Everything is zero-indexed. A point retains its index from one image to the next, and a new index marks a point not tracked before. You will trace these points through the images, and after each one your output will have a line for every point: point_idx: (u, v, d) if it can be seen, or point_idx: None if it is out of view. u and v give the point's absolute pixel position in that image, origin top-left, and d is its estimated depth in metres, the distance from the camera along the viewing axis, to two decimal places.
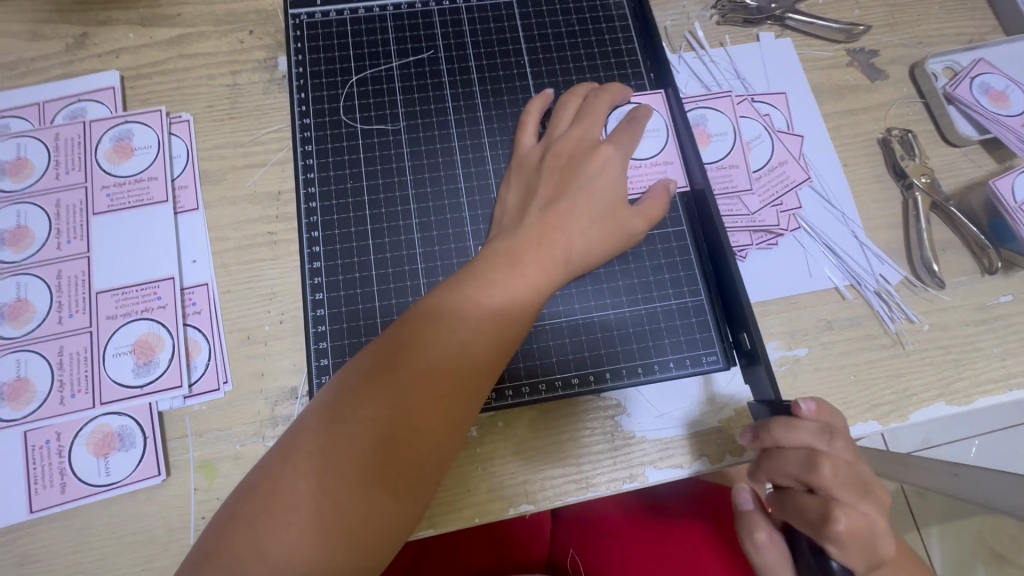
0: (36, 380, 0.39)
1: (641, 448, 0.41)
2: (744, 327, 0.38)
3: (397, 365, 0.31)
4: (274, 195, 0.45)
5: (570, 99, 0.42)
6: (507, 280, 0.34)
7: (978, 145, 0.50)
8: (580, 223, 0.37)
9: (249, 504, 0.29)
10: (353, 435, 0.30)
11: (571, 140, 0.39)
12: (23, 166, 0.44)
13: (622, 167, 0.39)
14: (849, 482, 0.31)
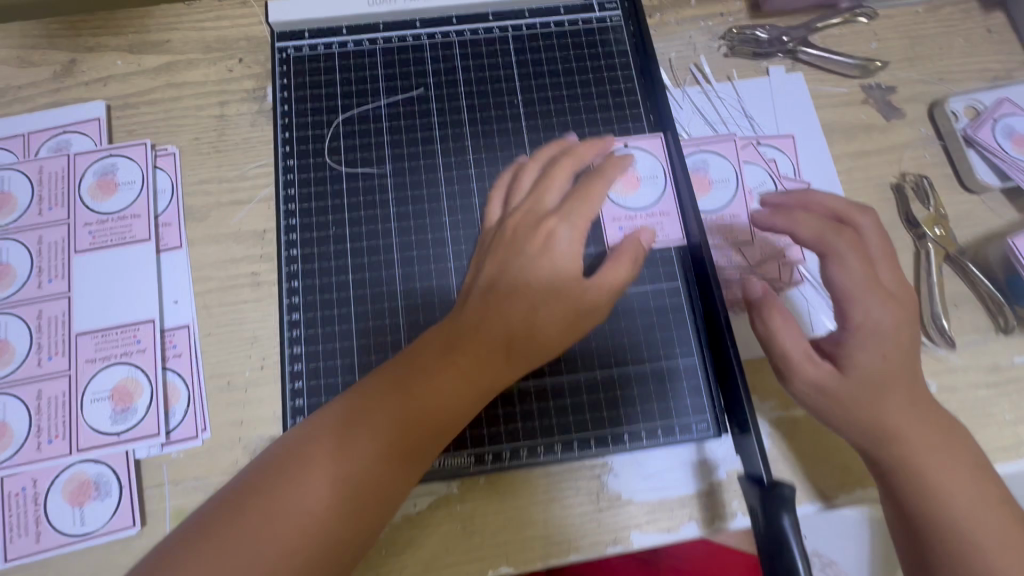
0: (13, 424, 0.39)
1: (628, 510, 0.39)
2: (736, 401, 0.37)
3: (412, 373, 0.32)
4: (259, 234, 0.44)
5: (532, 165, 0.38)
6: (518, 291, 0.34)
7: (999, 193, 0.47)
8: (524, 311, 0.33)
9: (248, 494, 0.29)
10: (360, 438, 0.30)
11: (520, 214, 0.36)
12: (6, 201, 0.43)
13: (573, 239, 0.35)
14: (874, 244, 0.36)
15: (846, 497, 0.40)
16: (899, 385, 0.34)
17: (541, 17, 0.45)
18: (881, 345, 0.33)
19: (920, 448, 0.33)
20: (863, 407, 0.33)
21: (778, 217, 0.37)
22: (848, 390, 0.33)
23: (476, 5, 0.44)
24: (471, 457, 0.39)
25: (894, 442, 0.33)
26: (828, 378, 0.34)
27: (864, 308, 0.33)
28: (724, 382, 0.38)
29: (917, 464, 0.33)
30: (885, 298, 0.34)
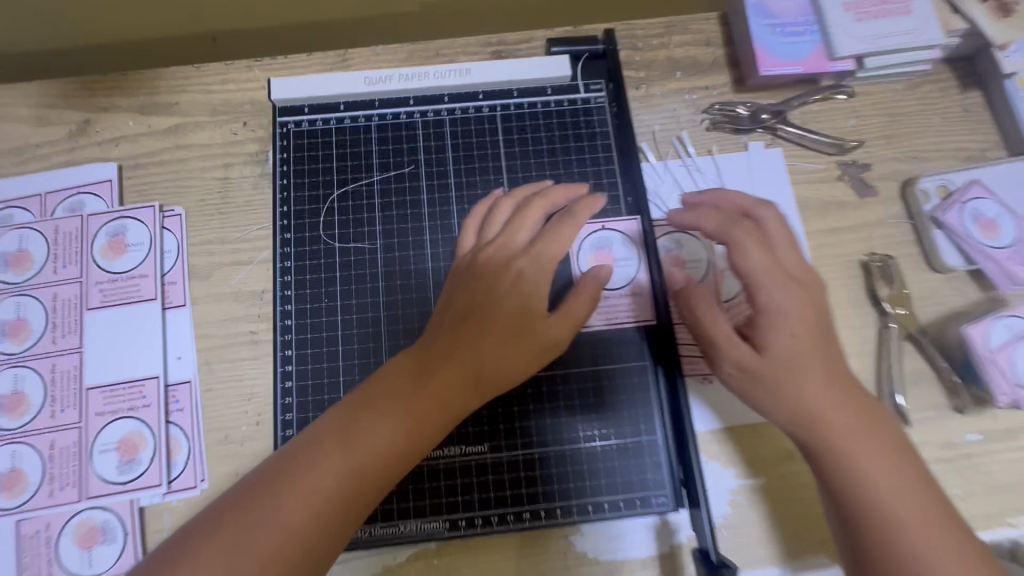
0: (28, 471, 0.43)
1: (594, 569, 0.41)
2: (689, 480, 0.40)
3: (410, 378, 0.34)
4: (257, 294, 0.47)
5: (506, 204, 0.42)
6: (492, 299, 0.37)
7: (964, 273, 0.49)
8: (491, 346, 0.35)
9: (262, 485, 0.30)
10: (371, 428, 0.32)
11: (493, 248, 0.39)
12: (24, 259, 0.47)
13: (541, 273, 0.38)
14: (778, 231, 0.39)
15: (801, 567, 0.42)
16: (813, 366, 0.36)
17: (528, 97, 0.48)
18: (789, 325, 0.36)
19: (846, 436, 0.35)
20: (779, 385, 0.36)
21: (688, 217, 0.41)
22: (765, 367, 0.36)
23: (466, 85, 0.47)
24: (445, 522, 0.42)
25: (818, 427, 0.35)
26: (747, 359, 0.37)
27: (767, 292, 0.37)
28: (682, 461, 0.41)
29: (842, 452, 0.35)
30: (786, 284, 0.37)
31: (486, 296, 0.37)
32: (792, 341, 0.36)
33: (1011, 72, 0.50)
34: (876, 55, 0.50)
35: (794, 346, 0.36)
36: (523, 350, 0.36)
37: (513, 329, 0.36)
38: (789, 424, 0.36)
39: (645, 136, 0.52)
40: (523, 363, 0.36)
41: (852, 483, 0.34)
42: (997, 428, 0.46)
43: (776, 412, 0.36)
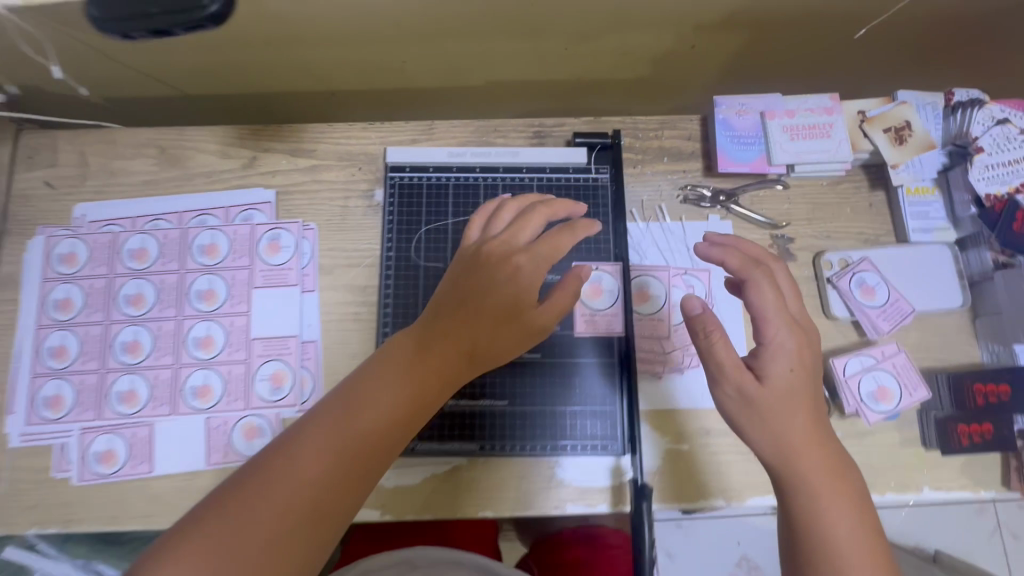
0: (214, 387, 0.67)
1: (566, 489, 0.64)
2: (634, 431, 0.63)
3: (409, 359, 0.48)
4: (362, 287, 0.70)
5: (507, 210, 0.59)
6: (490, 293, 0.52)
7: (848, 322, 0.70)
8: (485, 326, 0.51)
9: (281, 451, 0.42)
10: (368, 405, 0.44)
11: (496, 243, 0.55)
12: (213, 250, 0.71)
13: (531, 268, 0.54)
14: (787, 287, 0.58)
15: (706, 505, 0.64)
16: (799, 406, 0.53)
17: (557, 172, 0.70)
18: (790, 364, 0.53)
19: (815, 472, 0.51)
20: (775, 414, 0.52)
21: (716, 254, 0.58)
22: (766, 397, 0.53)
23: (515, 162, 0.70)
24: (477, 446, 0.64)
25: (797, 458, 0.51)
26: (751, 387, 0.53)
27: (779, 333, 0.54)
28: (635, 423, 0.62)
29: (807, 477, 0.51)
30: (791, 335, 0.55)
31: (486, 287, 0.52)
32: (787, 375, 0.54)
33: (900, 182, 0.71)
34: (802, 164, 0.70)
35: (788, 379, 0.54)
36: (514, 332, 0.53)
37: (505, 317, 0.52)
38: (772, 448, 0.52)
39: (636, 204, 0.74)
40: (515, 341, 0.52)
41: (811, 507, 0.50)
42: (853, 430, 0.67)
43: (763, 437, 0.52)
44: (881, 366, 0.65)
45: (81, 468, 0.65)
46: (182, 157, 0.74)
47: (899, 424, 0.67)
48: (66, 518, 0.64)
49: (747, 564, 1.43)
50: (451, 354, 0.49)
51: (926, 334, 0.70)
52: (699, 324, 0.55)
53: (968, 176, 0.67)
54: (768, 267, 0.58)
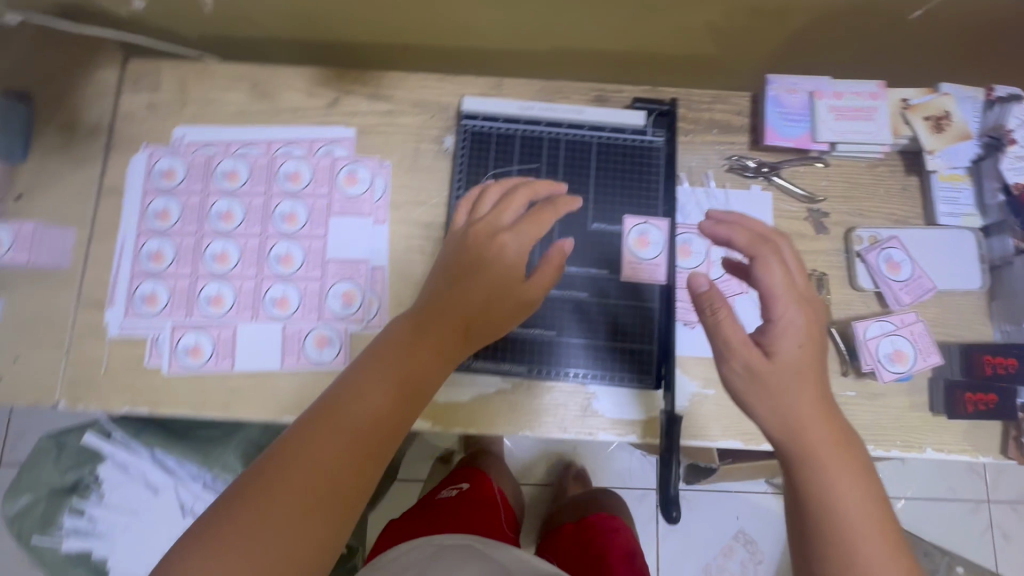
0: (290, 299, 0.74)
1: (600, 418, 0.71)
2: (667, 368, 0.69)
3: (407, 346, 0.54)
4: (429, 224, 0.77)
5: (492, 192, 0.64)
6: (481, 276, 0.58)
7: (871, 293, 0.76)
8: (479, 299, 0.58)
9: (292, 445, 0.48)
10: (369, 396, 0.51)
11: (483, 225, 0.61)
12: (297, 178, 0.78)
13: (515, 247, 0.60)
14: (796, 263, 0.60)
15: (727, 440, 0.73)
16: (805, 385, 0.56)
17: (616, 132, 0.75)
18: (796, 342, 0.56)
19: (822, 448, 0.54)
20: (781, 391, 0.55)
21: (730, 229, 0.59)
22: (772, 376, 0.56)
23: (579, 119, 0.75)
24: (524, 369, 0.71)
25: (803, 435, 0.55)
26: (757, 365, 0.56)
27: (787, 311, 0.57)
28: (667, 360, 0.69)
29: (812, 452, 0.54)
30: (796, 313, 0.57)
31: (476, 270, 0.58)
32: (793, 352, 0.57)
33: (935, 168, 0.76)
34: (844, 143, 0.76)
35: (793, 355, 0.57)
36: (508, 307, 0.60)
37: (497, 295, 0.59)
38: (778, 426, 0.55)
39: (684, 169, 0.79)
40: (509, 313, 0.59)
41: (818, 485, 0.53)
42: (866, 390, 0.73)
43: (768, 414, 0.56)
44: (899, 333, 0.71)
45: (171, 359, 0.73)
46: (271, 93, 0.81)
47: (909, 391, 0.73)
48: (155, 401, 0.73)
49: (743, 538, 1.51)
50: (446, 337, 0.56)
51: (944, 312, 0.75)
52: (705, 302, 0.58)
53: (998, 165, 0.73)
54: (776, 243, 0.60)
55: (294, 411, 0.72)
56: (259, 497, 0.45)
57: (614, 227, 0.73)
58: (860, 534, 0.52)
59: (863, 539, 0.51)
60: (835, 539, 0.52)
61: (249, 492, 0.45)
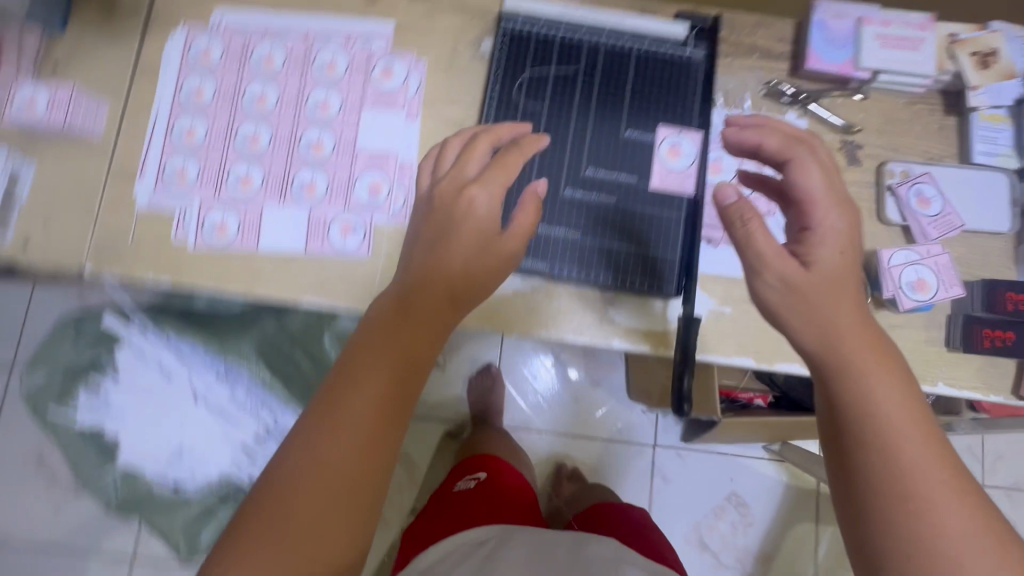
0: (318, 185, 0.75)
1: (614, 325, 0.72)
2: (689, 275, 0.69)
3: (386, 332, 0.52)
4: (459, 123, 0.77)
5: (454, 144, 0.61)
6: (456, 246, 0.55)
7: (898, 227, 0.75)
8: (457, 260, 0.54)
9: (292, 460, 0.47)
10: (357, 396, 0.49)
11: (446, 183, 0.57)
12: (333, 68, 0.78)
13: (484, 201, 0.56)
14: (828, 164, 0.59)
15: (738, 362, 0.73)
16: (844, 294, 0.54)
17: (656, 44, 0.75)
18: (835, 245, 0.56)
19: (862, 359, 0.51)
20: (821, 296, 0.54)
21: (760, 135, 0.59)
22: (811, 285, 0.54)
23: (620, 27, 0.74)
24: (546, 267, 0.71)
25: (844, 343, 0.52)
26: (793, 272, 0.54)
27: (826, 215, 0.56)
28: (689, 269, 0.69)
29: (855, 360, 0.51)
30: (830, 214, 0.57)
31: (448, 236, 0.55)
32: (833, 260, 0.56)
33: (976, 106, 0.75)
34: (887, 72, 0.75)
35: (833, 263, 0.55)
36: (492, 262, 0.56)
37: (479, 255, 0.55)
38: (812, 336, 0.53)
39: (721, 91, 0.78)
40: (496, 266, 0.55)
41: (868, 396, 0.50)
42: (883, 320, 0.73)
43: (808, 330, 0.53)
44: (923, 263, 0.70)
45: (196, 233, 0.74)
46: None
47: (926, 325, 0.73)
48: (177, 274, 0.73)
49: (736, 500, 1.53)
50: (428, 314, 0.53)
51: (967, 251, 0.75)
52: (736, 207, 0.57)
53: None
54: (809, 144, 0.59)
55: (313, 295, 0.73)
56: (273, 510, 0.45)
57: (646, 135, 0.73)
58: (902, 434, 0.48)
59: (906, 440, 0.48)
60: (875, 436, 0.49)
61: (263, 513, 0.46)
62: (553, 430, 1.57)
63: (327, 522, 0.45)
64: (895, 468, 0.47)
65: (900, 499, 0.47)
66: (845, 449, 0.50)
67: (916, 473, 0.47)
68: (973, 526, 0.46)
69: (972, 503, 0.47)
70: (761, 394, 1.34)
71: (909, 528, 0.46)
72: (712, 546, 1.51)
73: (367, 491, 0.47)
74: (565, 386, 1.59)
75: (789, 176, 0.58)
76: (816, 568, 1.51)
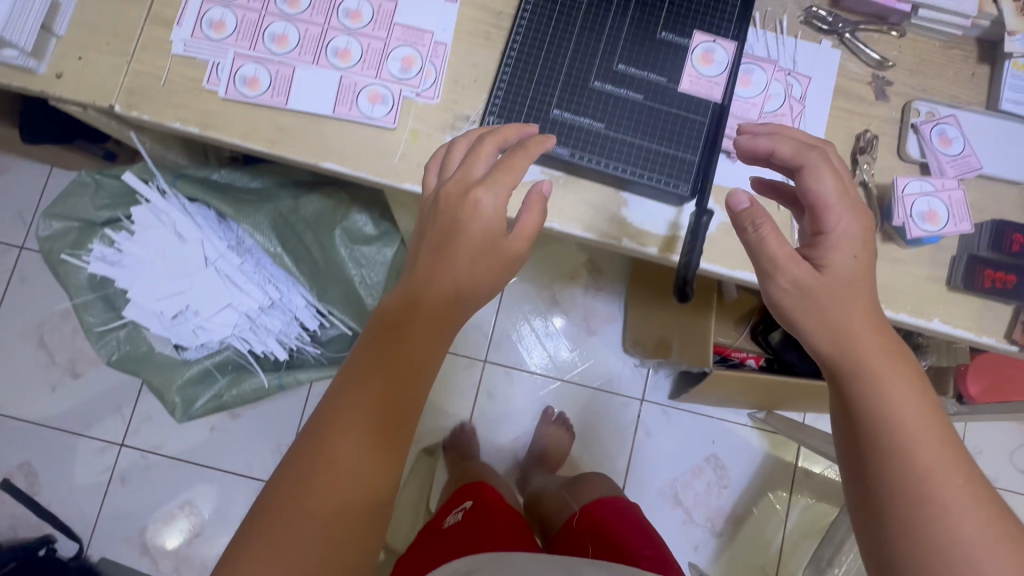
0: (353, 53, 0.76)
1: (626, 225, 0.75)
2: (705, 176, 0.71)
3: (388, 333, 0.59)
4: (497, 11, 0.77)
5: (460, 145, 0.66)
6: (458, 255, 0.62)
7: (916, 165, 0.76)
8: (463, 261, 0.62)
9: (302, 458, 0.54)
10: (361, 394, 0.56)
11: (452, 184, 0.64)
12: None
13: (490, 203, 0.62)
14: (840, 170, 0.64)
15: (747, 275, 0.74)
16: (853, 299, 0.61)
17: None
18: (851, 253, 0.61)
19: (874, 360, 0.59)
20: (830, 298, 0.61)
21: (774, 140, 0.64)
22: (821, 289, 0.60)
23: None
24: (568, 152, 0.71)
25: (852, 350, 0.59)
26: (802, 278, 0.61)
27: (838, 220, 0.62)
28: (709, 169, 0.70)
29: (862, 360, 0.59)
30: (838, 218, 0.62)
31: (452, 242, 0.62)
32: (845, 263, 0.62)
33: (1011, 53, 0.76)
34: (927, 8, 0.75)
35: (845, 266, 0.62)
36: (496, 262, 0.63)
37: (483, 259, 0.62)
38: (826, 342, 0.60)
39: (759, 12, 0.78)
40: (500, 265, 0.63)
41: (887, 405, 0.57)
42: (888, 251, 0.74)
43: (821, 336, 0.60)
44: (936, 196, 0.72)
45: (228, 85, 0.75)
46: None
47: (929, 262, 0.74)
48: (205, 123, 0.75)
49: (714, 462, 1.56)
50: (430, 316, 0.60)
51: (980, 195, 0.76)
52: (752, 212, 0.63)
53: None
54: (822, 149, 0.64)
55: (336, 161, 0.75)
56: (286, 504, 0.52)
57: (681, 39, 0.73)
58: (918, 439, 0.55)
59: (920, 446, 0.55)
60: (893, 441, 0.56)
61: (277, 506, 0.52)
62: (543, 373, 1.60)
63: (340, 507, 0.52)
64: (912, 473, 0.55)
65: (921, 503, 0.54)
66: (862, 454, 0.58)
67: (932, 477, 0.54)
68: (986, 519, 0.53)
69: (985, 500, 0.54)
70: (754, 355, 1.35)
71: (926, 529, 0.53)
72: (685, 502, 1.54)
73: (377, 480, 0.54)
74: (561, 332, 1.61)
75: (806, 180, 0.63)
76: (783, 536, 1.54)
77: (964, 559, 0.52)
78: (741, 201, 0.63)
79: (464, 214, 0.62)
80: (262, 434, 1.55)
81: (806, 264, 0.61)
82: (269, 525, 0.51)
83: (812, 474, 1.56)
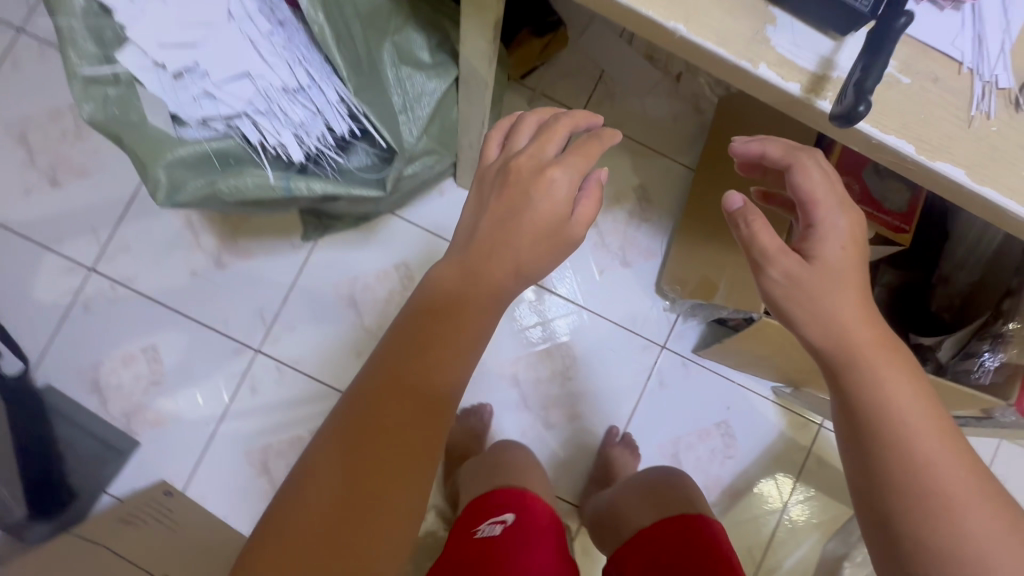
0: None
1: (767, 48, 0.59)
2: None
3: (432, 306, 0.63)
4: None
5: (527, 126, 0.72)
6: (508, 240, 0.66)
7: None
8: (525, 238, 0.66)
9: (342, 420, 0.57)
10: (396, 360, 0.59)
11: (524, 157, 0.68)
12: None
13: (564, 182, 0.67)
14: (820, 166, 0.67)
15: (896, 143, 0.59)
16: (850, 288, 0.65)
17: None
18: (838, 246, 0.65)
19: (875, 362, 0.62)
20: (818, 286, 0.64)
21: (762, 146, 0.69)
22: (807, 276, 0.64)
23: None
24: None
25: (853, 349, 0.63)
26: (795, 270, 0.65)
27: (827, 217, 0.66)
28: None
29: (859, 360, 0.62)
30: (824, 212, 0.66)
31: (510, 223, 0.66)
32: (836, 254, 0.65)
33: None
34: None
35: (836, 256, 0.65)
36: (543, 243, 0.66)
37: (531, 244, 0.66)
38: (821, 337, 0.64)
39: None
40: (549, 253, 0.67)
41: (887, 408, 0.60)
42: None
43: (818, 332, 0.64)
44: None
45: None
46: None
47: None
48: None
49: (724, 429, 1.43)
50: (472, 290, 0.64)
51: None
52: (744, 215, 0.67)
53: None
54: (809, 151, 0.67)
55: None
56: (325, 465, 0.55)
57: None
58: (918, 432, 0.59)
59: (920, 441, 0.59)
60: (896, 430, 0.60)
61: (316, 465, 0.55)
62: (566, 297, 1.45)
63: (370, 469, 0.55)
64: (914, 467, 0.58)
65: (926, 497, 0.57)
66: (866, 456, 0.61)
67: (935, 474, 0.58)
68: (984, 509, 0.57)
69: (984, 488, 0.58)
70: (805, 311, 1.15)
71: (932, 520, 0.57)
72: (684, 464, 1.42)
73: (407, 447, 0.56)
74: (592, 257, 1.45)
75: (797, 180, 0.66)
76: (779, 523, 1.42)
77: (976, 554, 0.55)
78: (735, 202, 0.67)
79: (500, 243, 0.65)
80: (247, 297, 1.40)
81: (795, 255, 0.66)
82: (307, 482, 0.55)
83: (824, 464, 1.43)
